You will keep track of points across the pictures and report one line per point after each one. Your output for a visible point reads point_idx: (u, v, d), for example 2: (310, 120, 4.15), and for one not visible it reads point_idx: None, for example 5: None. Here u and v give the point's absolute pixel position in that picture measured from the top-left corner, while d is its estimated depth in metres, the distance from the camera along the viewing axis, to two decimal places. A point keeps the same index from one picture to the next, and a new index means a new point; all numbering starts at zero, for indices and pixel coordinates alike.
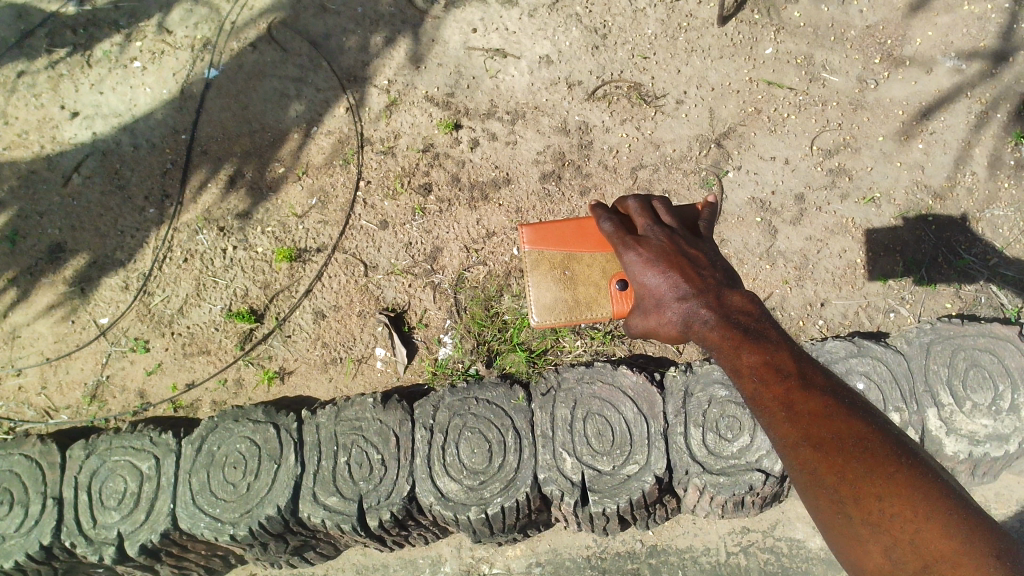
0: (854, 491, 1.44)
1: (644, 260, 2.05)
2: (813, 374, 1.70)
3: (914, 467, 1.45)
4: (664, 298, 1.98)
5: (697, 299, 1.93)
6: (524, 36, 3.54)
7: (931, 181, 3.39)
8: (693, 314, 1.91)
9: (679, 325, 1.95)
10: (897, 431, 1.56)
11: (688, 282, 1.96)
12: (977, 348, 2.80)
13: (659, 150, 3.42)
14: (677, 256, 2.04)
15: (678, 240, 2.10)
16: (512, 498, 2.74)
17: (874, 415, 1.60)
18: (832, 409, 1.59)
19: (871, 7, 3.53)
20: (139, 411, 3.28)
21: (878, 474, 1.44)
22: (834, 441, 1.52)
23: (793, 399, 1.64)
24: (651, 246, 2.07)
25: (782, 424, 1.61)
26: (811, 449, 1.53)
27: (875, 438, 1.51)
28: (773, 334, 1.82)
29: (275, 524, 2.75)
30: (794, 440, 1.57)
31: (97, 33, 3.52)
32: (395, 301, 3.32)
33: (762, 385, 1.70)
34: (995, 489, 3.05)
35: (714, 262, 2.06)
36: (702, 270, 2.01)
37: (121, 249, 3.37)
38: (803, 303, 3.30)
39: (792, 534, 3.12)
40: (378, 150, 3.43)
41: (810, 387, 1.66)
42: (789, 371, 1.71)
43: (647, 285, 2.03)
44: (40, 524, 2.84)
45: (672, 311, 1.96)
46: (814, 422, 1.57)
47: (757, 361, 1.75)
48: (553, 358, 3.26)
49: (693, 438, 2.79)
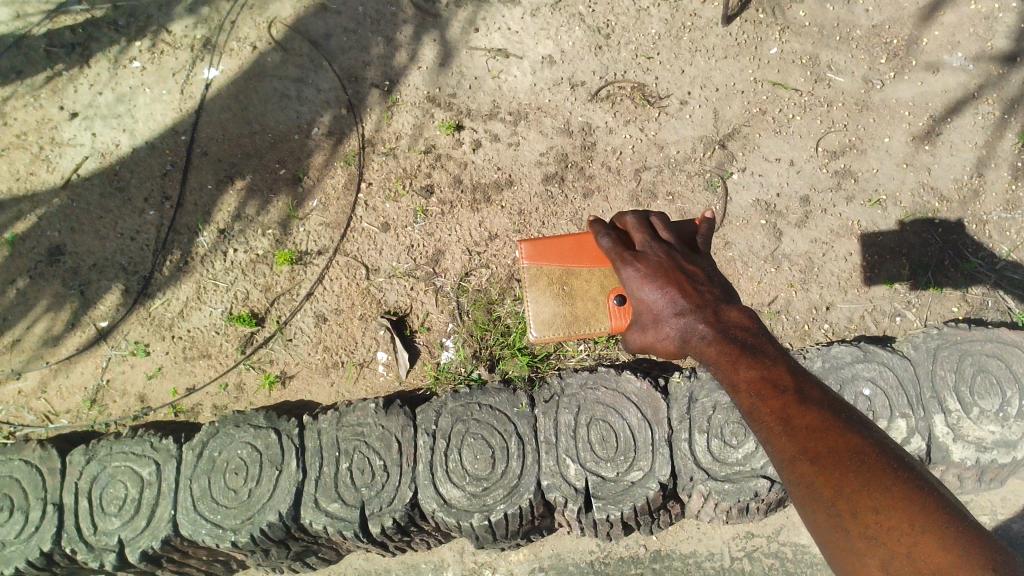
0: (852, 505, 1.42)
1: (641, 275, 2.02)
2: (810, 390, 1.68)
3: (912, 481, 1.43)
4: (661, 314, 1.96)
5: (694, 315, 1.90)
6: (526, 35, 3.51)
7: (937, 183, 3.37)
8: (691, 329, 1.89)
9: (676, 341, 1.92)
10: (894, 445, 1.54)
11: (685, 298, 1.94)
12: (986, 353, 2.78)
13: (662, 152, 3.38)
14: (675, 271, 2.01)
15: (676, 255, 2.07)
16: (515, 505, 2.71)
17: (871, 430, 1.58)
18: (828, 423, 1.57)
19: (877, 6, 3.50)
20: (139, 415, 3.25)
21: (874, 487, 1.42)
22: (831, 455, 1.50)
23: (790, 414, 1.62)
24: (648, 261, 2.04)
25: (778, 439, 1.59)
26: (808, 463, 1.51)
27: (872, 453, 1.49)
28: (770, 349, 1.79)
29: (277, 530, 2.74)
30: (790, 455, 1.55)
31: (96, 33, 3.49)
32: (396, 304, 3.30)
33: (760, 400, 1.68)
34: (1001, 494, 3.03)
35: (711, 277, 2.03)
36: (700, 286, 1.98)
37: (120, 252, 3.34)
38: (808, 307, 3.27)
39: (796, 539, 3.10)
40: (379, 152, 3.41)
41: (807, 402, 1.64)
42: (786, 387, 1.69)
43: (645, 300, 2.00)
44: (40, 530, 2.82)
45: (670, 326, 1.93)
46: (811, 437, 1.55)
47: (754, 377, 1.73)
48: (556, 362, 3.23)
49: (698, 444, 2.77)
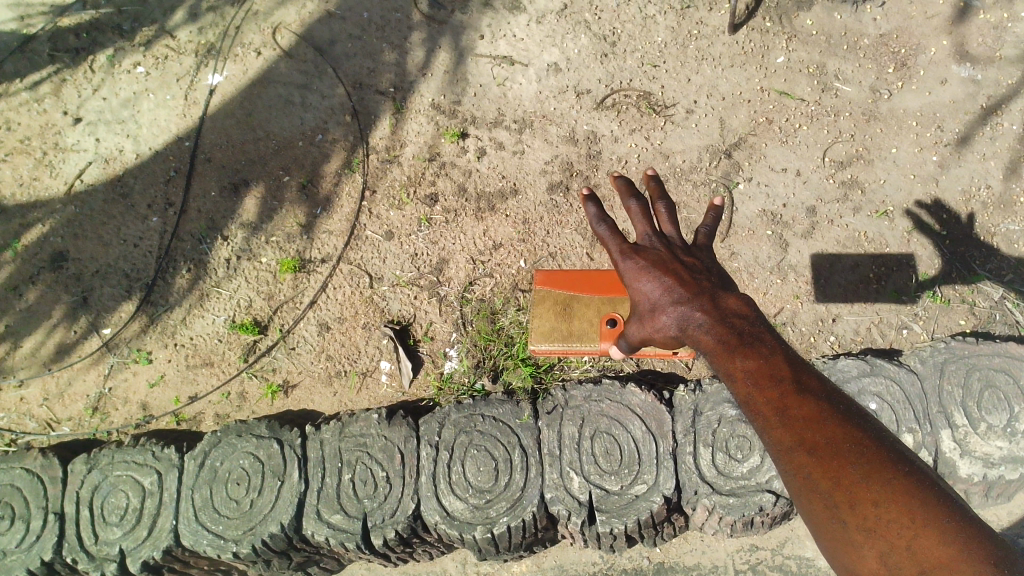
0: (849, 497, 1.36)
1: (640, 267, 1.84)
2: (809, 378, 1.57)
3: (912, 473, 1.38)
4: (658, 304, 1.79)
5: (692, 304, 1.75)
6: (531, 43, 3.50)
7: (945, 194, 3.34)
8: (689, 319, 1.73)
9: (673, 331, 1.77)
10: (889, 436, 1.48)
11: (682, 287, 1.79)
12: (994, 368, 2.76)
13: (668, 161, 3.36)
14: (672, 260, 1.85)
15: (674, 245, 1.90)
16: (518, 518, 2.69)
17: (865, 419, 1.51)
18: (826, 412, 1.48)
19: (884, 15, 3.49)
20: (140, 424, 3.24)
21: (874, 480, 1.36)
22: (830, 447, 1.42)
23: (786, 402, 1.51)
24: (647, 254, 1.86)
25: (773, 427, 1.50)
26: (805, 454, 1.43)
27: (871, 444, 1.43)
28: (768, 337, 1.68)
29: (278, 541, 2.72)
30: (787, 446, 1.45)
31: (100, 38, 3.50)
32: (400, 313, 3.28)
33: (754, 389, 1.56)
34: (1009, 509, 2.99)
35: (707, 265, 1.90)
36: (697, 274, 1.83)
37: (124, 258, 3.33)
38: (815, 319, 3.23)
39: (801, 553, 3.06)
40: (384, 159, 3.39)
41: (806, 391, 1.53)
42: (784, 375, 1.57)
43: (642, 291, 1.83)
44: (41, 539, 2.82)
45: (668, 316, 1.76)
46: (809, 427, 1.46)
47: (753, 365, 1.60)
48: (560, 373, 3.18)
49: (703, 458, 2.74)
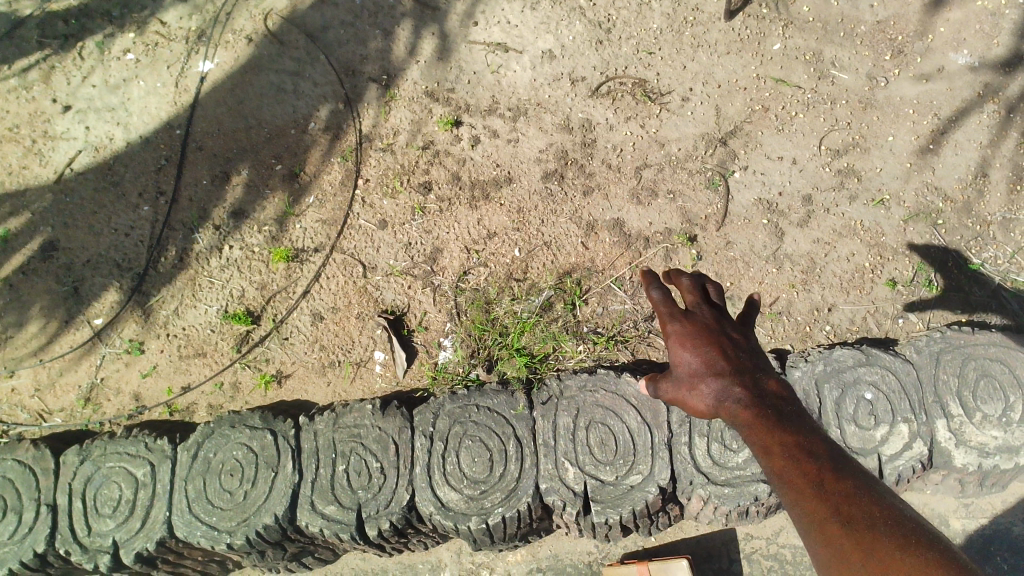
0: (882, 567, 1.35)
1: (685, 333, 1.96)
2: (845, 462, 1.64)
3: (946, 553, 1.37)
4: (699, 373, 1.91)
5: (732, 379, 1.87)
6: (525, 30, 3.45)
7: (941, 182, 3.32)
8: (727, 393, 1.85)
9: (710, 403, 1.88)
10: (928, 525, 1.48)
11: (725, 360, 1.90)
12: (990, 358, 2.75)
13: (664, 149, 3.34)
14: (720, 333, 1.97)
15: (724, 319, 2.02)
16: (513, 508, 2.69)
17: (902, 505, 1.52)
18: (863, 493, 1.52)
19: (882, 1, 3.44)
20: (133, 414, 3.22)
21: (909, 554, 1.36)
22: (864, 521, 1.45)
23: (824, 479, 1.58)
24: (697, 321, 1.99)
25: (808, 501, 1.54)
26: (840, 526, 1.46)
27: (906, 525, 1.44)
28: (806, 421, 1.78)
29: (273, 532, 2.72)
30: (822, 517, 1.50)
31: (88, 24, 3.44)
32: (394, 303, 3.26)
33: (792, 462, 1.64)
34: (1001, 496, 3.01)
35: (754, 347, 2.00)
36: (742, 353, 1.95)
37: (115, 248, 3.31)
38: (810, 308, 3.22)
39: (796, 541, 3.06)
40: (377, 148, 3.37)
41: (843, 472, 1.60)
42: (821, 455, 1.65)
43: (684, 359, 1.95)
44: (33, 531, 2.81)
45: (707, 387, 1.89)
46: (845, 503, 1.50)
47: (789, 441, 1.69)
48: (555, 362, 3.17)
49: (698, 448, 2.73)
